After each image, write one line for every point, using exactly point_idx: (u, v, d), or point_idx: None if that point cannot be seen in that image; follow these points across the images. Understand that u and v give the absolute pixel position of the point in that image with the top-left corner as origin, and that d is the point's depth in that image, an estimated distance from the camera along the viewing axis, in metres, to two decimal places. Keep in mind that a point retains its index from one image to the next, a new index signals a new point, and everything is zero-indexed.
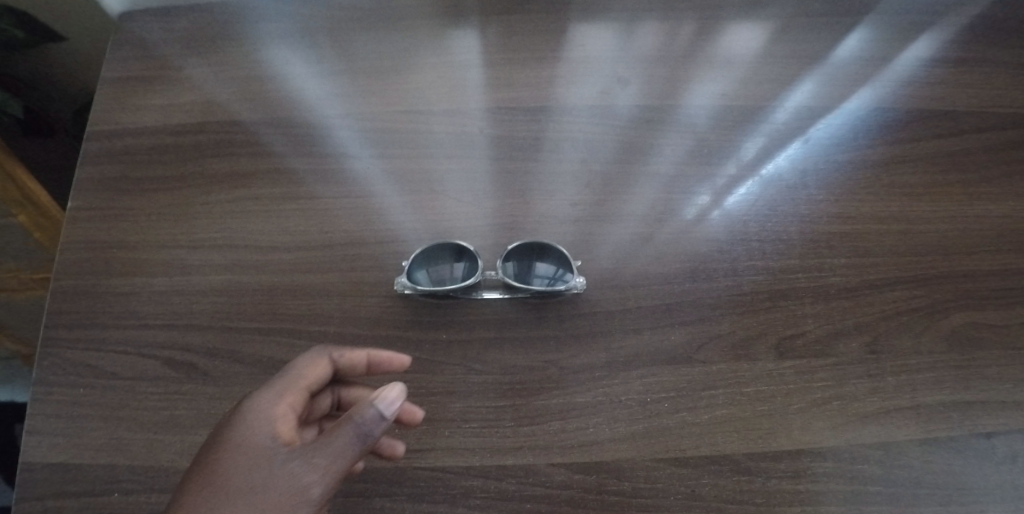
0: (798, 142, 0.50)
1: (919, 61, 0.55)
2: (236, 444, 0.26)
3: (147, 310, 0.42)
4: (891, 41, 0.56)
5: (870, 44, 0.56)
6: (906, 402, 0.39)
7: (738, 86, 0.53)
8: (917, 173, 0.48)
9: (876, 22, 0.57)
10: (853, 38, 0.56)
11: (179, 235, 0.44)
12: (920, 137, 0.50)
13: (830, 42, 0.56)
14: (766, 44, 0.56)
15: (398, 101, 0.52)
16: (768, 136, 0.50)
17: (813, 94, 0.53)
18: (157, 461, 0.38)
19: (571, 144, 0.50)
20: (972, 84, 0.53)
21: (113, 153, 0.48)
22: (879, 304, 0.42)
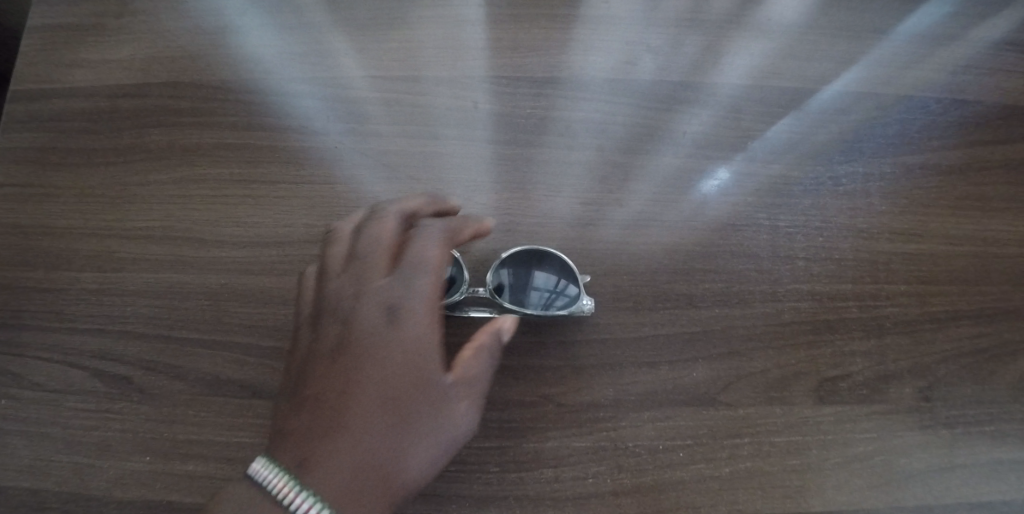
0: (860, 136, 0.41)
1: (1009, 43, 0.45)
2: (402, 378, 0.25)
3: (75, 311, 0.35)
4: (980, 14, 0.46)
5: (953, 17, 0.46)
6: (961, 460, 0.33)
7: (789, 62, 0.44)
8: (998, 183, 0.40)
9: None
10: (933, 9, 0.47)
11: (115, 222, 0.37)
12: (1004, 137, 0.42)
13: (903, 13, 0.47)
14: (826, 13, 0.47)
15: (380, 63, 0.43)
16: (823, 127, 0.42)
17: (878, 77, 0.44)
18: (76, 490, 0.32)
19: (583, 125, 0.42)
20: None
21: (40, 116, 0.41)
22: (940, 342, 0.35)
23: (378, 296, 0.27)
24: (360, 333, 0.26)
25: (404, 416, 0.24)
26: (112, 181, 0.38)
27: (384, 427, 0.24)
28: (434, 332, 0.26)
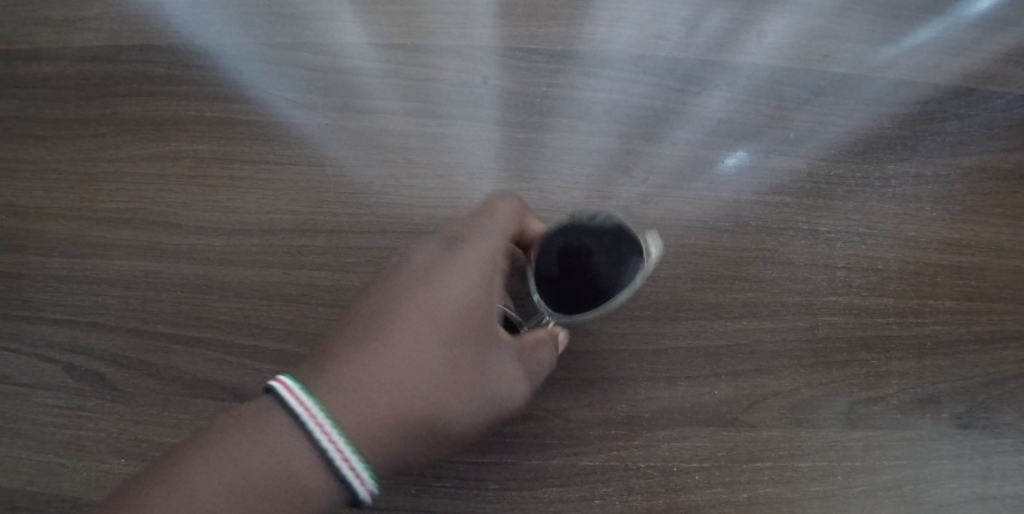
0: (913, 130, 0.37)
1: None
2: (456, 326, 0.23)
3: (42, 298, 0.32)
4: None
5: None
6: (997, 492, 0.31)
7: (839, 42, 0.40)
8: None
9: None
10: None
11: (84, 201, 0.33)
12: None
13: None
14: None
15: (380, 28, 0.39)
16: (872, 119, 0.37)
17: (937, 62, 0.39)
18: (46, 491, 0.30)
19: (603, 108, 0.37)
20: None
21: (3, 80, 0.37)
22: (986, 365, 0.32)
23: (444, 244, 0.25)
24: (425, 278, 0.24)
25: (453, 364, 0.22)
26: (81, 155, 0.34)
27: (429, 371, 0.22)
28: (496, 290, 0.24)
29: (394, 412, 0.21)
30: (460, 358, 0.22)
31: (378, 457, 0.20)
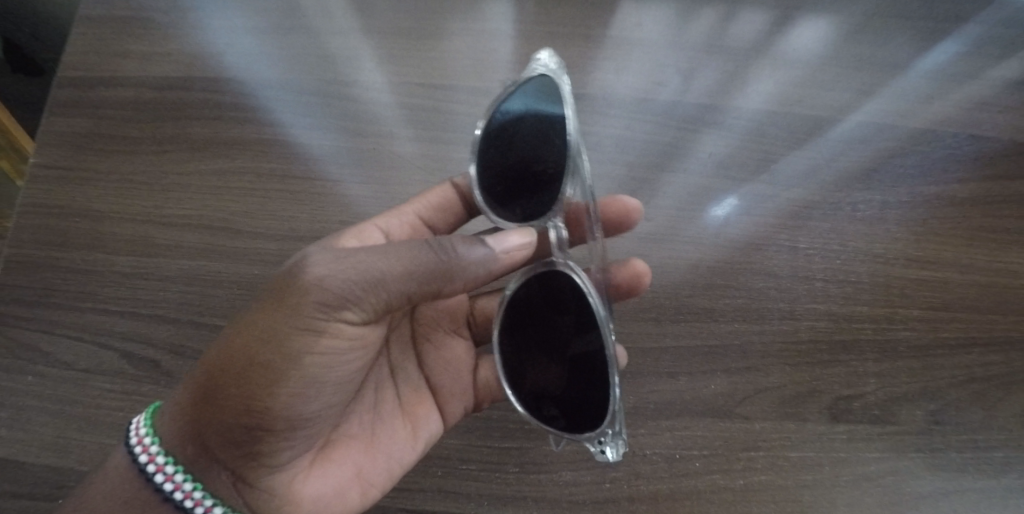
0: (877, 164, 0.43)
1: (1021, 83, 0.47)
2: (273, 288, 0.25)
3: (108, 292, 0.36)
4: (990, 55, 0.48)
5: (966, 57, 0.48)
6: (970, 484, 0.34)
7: (810, 91, 0.46)
8: (1010, 217, 0.41)
9: (976, 33, 0.49)
10: (945, 48, 0.49)
11: (154, 208, 0.38)
12: (1016, 173, 0.43)
13: (920, 51, 0.49)
14: (847, 48, 0.49)
15: (417, 70, 0.45)
16: (841, 154, 0.43)
17: (893, 109, 0.46)
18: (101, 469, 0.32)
19: (608, 140, 0.43)
20: None
21: (83, 104, 0.41)
22: (952, 368, 0.36)
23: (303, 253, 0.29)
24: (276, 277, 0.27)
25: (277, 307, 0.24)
26: (153, 169, 0.39)
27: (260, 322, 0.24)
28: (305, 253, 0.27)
29: (213, 375, 0.24)
30: (272, 312, 0.24)
31: (177, 445, 0.25)
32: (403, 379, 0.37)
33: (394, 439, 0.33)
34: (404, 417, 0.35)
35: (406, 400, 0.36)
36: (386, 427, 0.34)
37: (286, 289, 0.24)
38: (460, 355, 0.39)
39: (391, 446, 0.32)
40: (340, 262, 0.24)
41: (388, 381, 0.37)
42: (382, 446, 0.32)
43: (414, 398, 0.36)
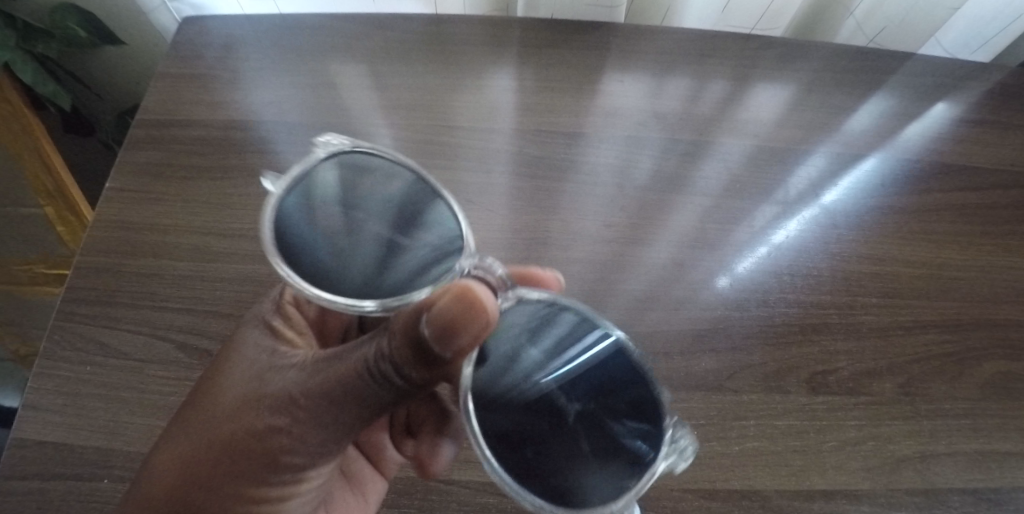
0: (834, 182, 0.50)
1: (958, 110, 0.54)
2: (219, 418, 0.27)
3: (168, 292, 0.41)
4: (931, 89, 0.56)
5: (911, 92, 0.56)
6: (942, 449, 0.38)
7: (775, 125, 0.53)
8: (951, 221, 0.48)
9: (918, 69, 0.57)
10: (897, 83, 0.56)
11: (213, 222, 0.44)
12: (953, 186, 0.50)
13: (873, 86, 0.56)
14: (810, 84, 0.55)
15: (432, 111, 0.51)
16: (803, 177, 0.50)
17: (848, 136, 0.52)
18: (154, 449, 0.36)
19: (604, 168, 0.49)
20: (1010, 136, 0.53)
21: (150, 140, 0.48)
22: (914, 346, 0.41)
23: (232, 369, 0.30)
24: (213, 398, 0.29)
25: (229, 435, 0.26)
26: (212, 191, 0.45)
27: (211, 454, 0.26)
28: (244, 383, 0.29)
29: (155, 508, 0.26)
30: (226, 437, 0.27)
31: None
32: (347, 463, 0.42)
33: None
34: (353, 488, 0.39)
35: (353, 474, 0.40)
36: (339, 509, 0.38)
37: (257, 437, 0.26)
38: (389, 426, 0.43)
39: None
40: (303, 424, 0.26)
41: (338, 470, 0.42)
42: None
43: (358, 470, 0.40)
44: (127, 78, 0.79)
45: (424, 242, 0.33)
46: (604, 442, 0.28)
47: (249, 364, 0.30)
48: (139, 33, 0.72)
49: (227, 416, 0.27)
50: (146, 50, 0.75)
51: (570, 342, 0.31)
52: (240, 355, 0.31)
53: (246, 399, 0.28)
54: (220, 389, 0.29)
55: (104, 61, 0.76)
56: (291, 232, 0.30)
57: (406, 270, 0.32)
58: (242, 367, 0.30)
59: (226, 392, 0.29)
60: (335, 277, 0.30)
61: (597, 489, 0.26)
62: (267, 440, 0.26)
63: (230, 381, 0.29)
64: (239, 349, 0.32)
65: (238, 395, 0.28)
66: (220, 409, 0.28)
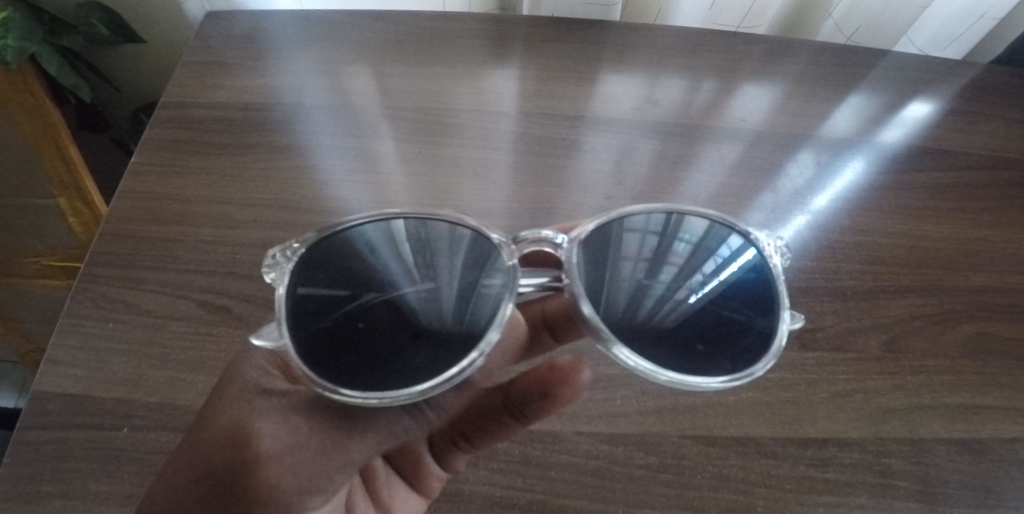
0: (820, 160, 0.53)
1: (933, 98, 0.58)
2: (209, 450, 0.25)
3: (190, 256, 0.43)
4: (907, 80, 0.60)
5: (889, 82, 0.59)
6: (927, 402, 0.40)
7: (764, 110, 0.56)
8: (928, 198, 0.51)
9: (894, 62, 0.61)
10: (875, 74, 0.60)
11: (233, 193, 0.46)
12: (929, 167, 0.53)
13: (854, 77, 0.59)
14: (798, 77, 0.59)
15: (441, 95, 0.54)
16: (791, 157, 0.53)
17: (831, 120, 0.56)
18: (176, 399, 0.37)
19: (604, 148, 0.52)
20: (982, 123, 0.57)
21: (173, 119, 0.50)
22: (897, 307, 0.43)
23: (219, 398, 0.28)
24: (202, 429, 0.27)
25: (221, 471, 0.25)
26: (232, 165, 0.48)
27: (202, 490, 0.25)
28: (231, 414, 0.26)
29: None
30: (219, 475, 0.25)
31: None
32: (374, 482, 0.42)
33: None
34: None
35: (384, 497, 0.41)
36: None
37: (244, 466, 0.24)
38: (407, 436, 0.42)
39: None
40: (301, 447, 0.25)
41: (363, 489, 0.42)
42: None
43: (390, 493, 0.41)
44: (146, 76, 0.82)
45: (449, 268, 0.34)
46: (737, 299, 0.34)
47: (239, 388, 0.28)
48: (160, 32, 0.76)
49: (219, 441, 0.25)
50: (165, 48, 0.78)
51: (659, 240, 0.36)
52: (233, 377, 0.29)
53: (238, 426, 0.25)
54: (211, 416, 0.27)
55: (124, 60, 0.80)
56: (337, 362, 0.28)
57: (466, 315, 0.32)
58: (234, 389, 0.28)
59: (216, 418, 0.26)
60: (419, 369, 0.29)
61: (757, 337, 0.33)
62: (258, 472, 0.24)
63: (222, 404, 0.27)
64: (234, 371, 0.29)
65: (231, 418, 0.26)
66: (210, 439, 0.26)
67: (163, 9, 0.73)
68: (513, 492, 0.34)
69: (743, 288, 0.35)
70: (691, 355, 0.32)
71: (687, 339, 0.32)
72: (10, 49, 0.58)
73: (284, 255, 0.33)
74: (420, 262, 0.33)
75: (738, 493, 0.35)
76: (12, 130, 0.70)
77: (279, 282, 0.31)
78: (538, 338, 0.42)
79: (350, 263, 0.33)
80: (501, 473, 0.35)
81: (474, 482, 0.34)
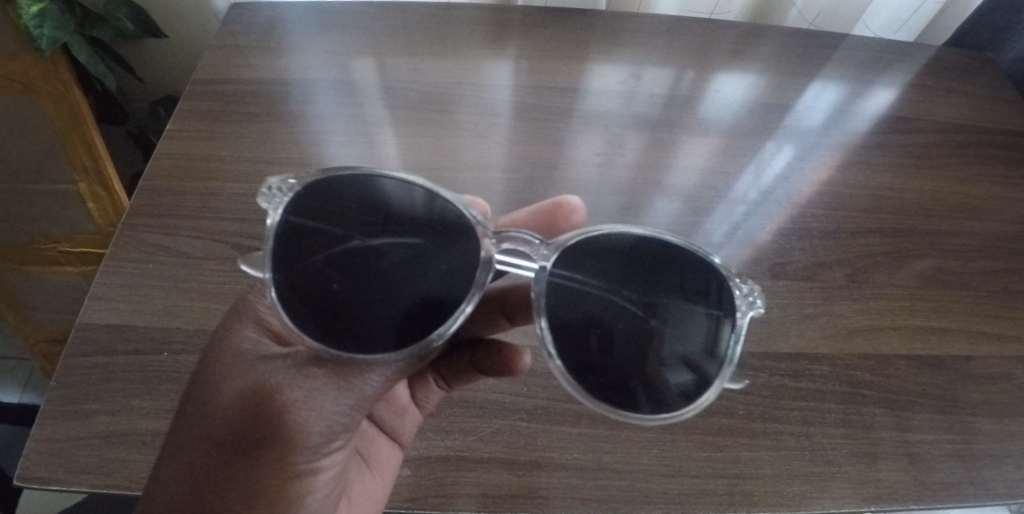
0: (790, 125, 0.59)
1: (892, 75, 0.65)
2: (226, 413, 0.26)
3: (225, 207, 0.48)
4: (869, 59, 0.66)
5: (853, 61, 0.66)
6: (888, 324, 0.45)
7: (739, 82, 0.62)
8: (888, 157, 0.57)
9: (857, 44, 0.68)
10: (841, 54, 0.66)
11: (262, 155, 0.51)
12: (891, 130, 0.59)
13: (821, 56, 0.66)
14: (772, 58, 0.65)
15: (447, 70, 0.60)
16: (762, 122, 0.58)
17: (800, 91, 0.62)
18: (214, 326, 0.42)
19: (594, 113, 0.57)
20: (936, 95, 0.63)
21: (204, 92, 0.55)
22: (857, 246, 0.49)
23: (220, 372, 0.28)
24: (211, 399, 0.27)
25: (245, 428, 0.25)
26: (260, 131, 0.53)
27: (236, 451, 0.25)
28: (239, 380, 0.27)
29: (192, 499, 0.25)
30: (246, 435, 0.25)
31: None
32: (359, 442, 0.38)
33: (367, 495, 0.34)
34: (371, 469, 0.35)
35: (368, 452, 0.36)
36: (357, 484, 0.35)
37: (262, 414, 0.25)
38: (400, 392, 0.39)
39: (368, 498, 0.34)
40: (315, 397, 0.26)
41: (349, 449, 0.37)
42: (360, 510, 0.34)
43: (375, 448, 0.36)
44: (166, 71, 0.88)
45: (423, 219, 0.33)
46: (693, 350, 0.32)
47: (236, 360, 0.28)
48: (182, 28, 0.82)
49: (230, 405, 0.26)
50: (186, 44, 0.84)
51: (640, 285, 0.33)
52: (229, 350, 0.29)
53: (247, 387, 0.26)
54: (213, 388, 0.27)
55: (147, 55, 0.85)
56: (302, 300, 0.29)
57: (444, 298, 0.31)
58: (232, 361, 0.28)
59: (223, 387, 0.27)
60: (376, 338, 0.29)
61: (690, 390, 0.32)
62: (278, 423, 0.25)
63: (223, 375, 0.28)
64: (228, 343, 0.30)
65: (242, 376, 0.27)
66: (225, 403, 0.26)
67: (185, 5, 0.79)
68: (519, 398, 0.39)
69: (708, 343, 0.32)
70: (619, 394, 0.31)
71: (621, 376, 0.31)
72: (44, 37, 0.63)
73: (282, 186, 0.32)
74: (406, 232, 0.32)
75: (719, 398, 0.40)
76: (40, 115, 0.74)
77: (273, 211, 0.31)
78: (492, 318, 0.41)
79: (342, 207, 0.32)
80: (508, 382, 0.39)
81: (484, 390, 0.39)
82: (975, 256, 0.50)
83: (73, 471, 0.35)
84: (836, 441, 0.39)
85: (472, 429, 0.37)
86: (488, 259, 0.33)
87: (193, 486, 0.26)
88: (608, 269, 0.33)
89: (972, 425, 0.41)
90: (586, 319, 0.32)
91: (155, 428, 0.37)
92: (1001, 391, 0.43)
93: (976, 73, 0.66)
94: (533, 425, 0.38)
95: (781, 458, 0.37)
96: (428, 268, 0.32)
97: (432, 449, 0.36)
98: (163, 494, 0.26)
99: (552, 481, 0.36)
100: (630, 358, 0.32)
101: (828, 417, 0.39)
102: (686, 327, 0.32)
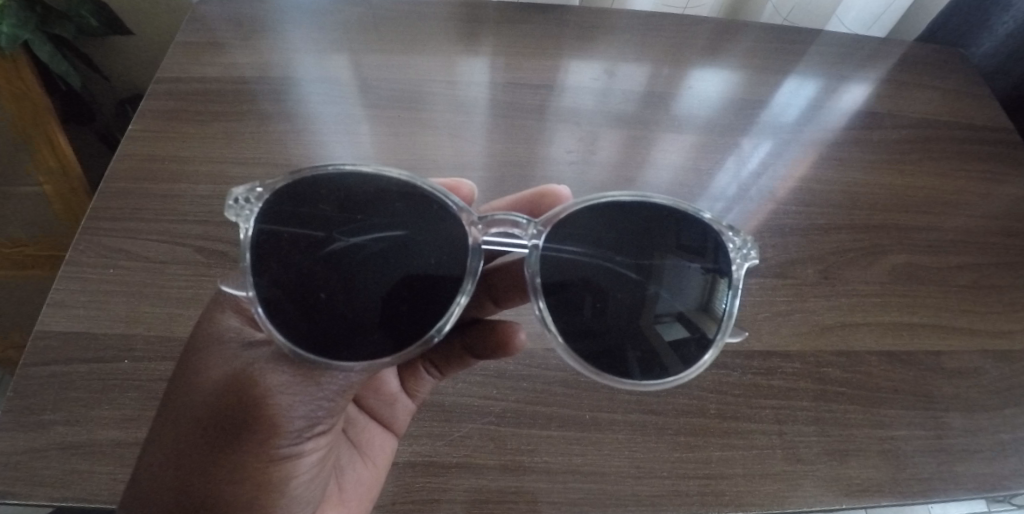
0: (764, 121, 0.58)
1: (865, 70, 0.65)
2: (207, 403, 0.26)
3: (189, 209, 0.46)
4: (843, 55, 0.66)
5: (827, 57, 0.66)
6: (859, 320, 0.45)
7: (714, 79, 0.62)
8: (860, 153, 0.57)
9: (831, 40, 0.68)
10: (815, 50, 0.66)
11: (227, 155, 0.50)
12: (865, 126, 0.59)
13: (795, 52, 0.66)
14: (748, 54, 0.65)
15: (418, 68, 0.59)
16: (736, 118, 0.58)
17: (774, 86, 0.62)
18: (175, 333, 0.40)
19: (568, 110, 0.57)
20: (908, 91, 0.63)
21: (167, 91, 0.54)
22: (830, 242, 0.49)
23: (201, 361, 0.28)
24: (192, 387, 0.27)
25: (226, 420, 0.25)
26: (225, 130, 0.51)
27: (218, 439, 0.25)
28: (220, 372, 0.27)
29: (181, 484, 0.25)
30: (228, 425, 0.25)
31: None
32: (353, 430, 0.38)
33: (360, 483, 0.33)
34: (364, 457, 0.35)
35: (361, 440, 0.36)
36: (349, 474, 0.34)
37: (242, 403, 0.25)
38: (390, 381, 0.40)
39: (359, 488, 0.33)
40: (298, 383, 0.27)
41: (344, 437, 0.38)
42: (353, 499, 0.33)
43: (368, 435, 0.36)
44: (137, 68, 0.86)
45: (399, 208, 0.32)
46: (690, 305, 0.33)
47: (218, 347, 0.28)
48: (151, 24, 0.80)
49: (214, 391, 0.26)
50: (157, 40, 0.82)
51: (627, 248, 0.33)
52: (212, 338, 0.29)
53: (228, 376, 0.26)
54: (198, 374, 0.27)
55: (117, 51, 0.83)
56: (283, 303, 0.28)
57: (434, 285, 0.31)
58: (215, 349, 0.28)
59: (206, 374, 0.27)
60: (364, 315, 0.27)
61: (689, 351, 0.32)
62: (264, 407, 0.25)
63: (207, 362, 0.28)
64: (210, 331, 0.29)
65: (222, 367, 0.27)
66: (206, 391, 0.26)
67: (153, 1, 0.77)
68: (490, 401, 0.38)
69: (707, 307, 0.33)
70: (619, 360, 0.32)
71: (617, 340, 0.32)
72: (3, 34, 0.61)
73: (249, 196, 0.30)
74: (386, 222, 0.31)
75: (692, 398, 0.39)
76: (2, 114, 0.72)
77: (245, 225, 0.30)
78: (478, 302, 0.42)
79: (317, 207, 0.30)
80: (479, 384, 0.39)
81: (454, 393, 0.38)
82: (947, 251, 0.51)
83: (28, 485, 0.34)
84: (808, 439, 0.39)
85: (442, 434, 0.37)
86: (475, 245, 0.33)
87: (177, 472, 0.26)
88: (596, 238, 0.34)
89: (942, 419, 0.41)
90: (577, 287, 0.33)
91: (115, 438, 0.36)
92: (972, 385, 0.43)
93: (948, 68, 0.67)
94: (504, 429, 0.37)
95: (753, 457, 0.37)
96: (417, 257, 0.31)
97: (399, 456, 0.35)
98: (154, 480, 0.26)
99: (524, 485, 0.35)
100: (624, 323, 0.32)
101: (800, 414, 0.39)
102: (686, 285, 0.33)
